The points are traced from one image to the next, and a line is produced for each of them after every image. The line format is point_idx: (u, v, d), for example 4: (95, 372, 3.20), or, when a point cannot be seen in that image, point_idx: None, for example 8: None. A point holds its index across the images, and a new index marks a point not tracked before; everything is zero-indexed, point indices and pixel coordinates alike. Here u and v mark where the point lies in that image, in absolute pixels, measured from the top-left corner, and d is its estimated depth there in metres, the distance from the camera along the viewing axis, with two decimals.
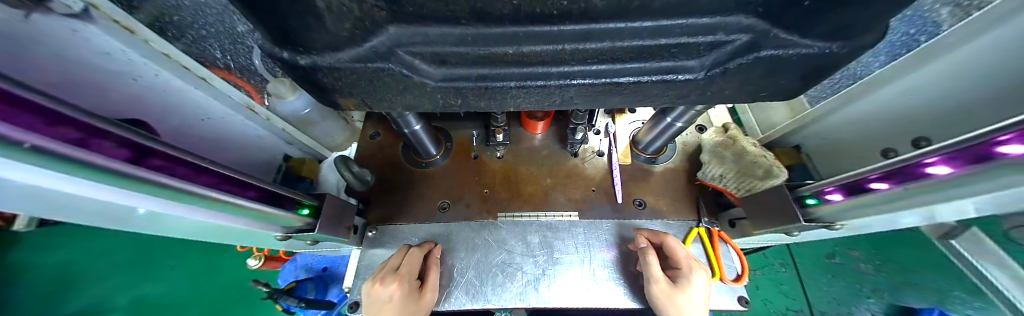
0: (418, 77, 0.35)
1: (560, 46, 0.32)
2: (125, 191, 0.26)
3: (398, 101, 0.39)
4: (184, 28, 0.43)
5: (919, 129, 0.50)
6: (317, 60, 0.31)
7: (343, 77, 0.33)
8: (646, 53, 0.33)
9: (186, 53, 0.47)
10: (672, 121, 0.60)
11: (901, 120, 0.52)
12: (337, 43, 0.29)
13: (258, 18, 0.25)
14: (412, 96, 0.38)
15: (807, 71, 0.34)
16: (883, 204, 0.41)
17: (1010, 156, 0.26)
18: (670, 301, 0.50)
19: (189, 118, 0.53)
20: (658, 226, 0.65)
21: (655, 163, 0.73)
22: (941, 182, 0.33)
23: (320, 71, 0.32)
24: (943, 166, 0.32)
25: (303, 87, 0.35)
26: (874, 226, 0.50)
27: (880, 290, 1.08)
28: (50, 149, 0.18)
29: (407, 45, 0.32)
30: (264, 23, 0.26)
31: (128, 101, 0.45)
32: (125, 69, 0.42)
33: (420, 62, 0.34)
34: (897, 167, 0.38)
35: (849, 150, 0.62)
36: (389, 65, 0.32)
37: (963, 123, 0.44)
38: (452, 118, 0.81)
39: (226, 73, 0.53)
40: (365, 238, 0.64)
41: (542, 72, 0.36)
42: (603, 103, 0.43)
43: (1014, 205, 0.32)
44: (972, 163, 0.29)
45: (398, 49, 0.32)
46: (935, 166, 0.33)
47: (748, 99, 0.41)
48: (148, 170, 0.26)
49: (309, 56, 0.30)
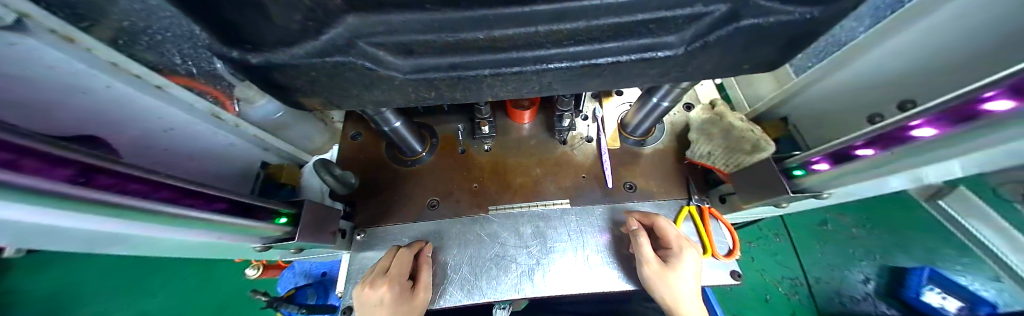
0: (384, 70, 0.33)
1: (533, 29, 0.30)
2: (85, 217, 0.24)
3: (368, 97, 0.37)
4: (138, 37, 0.38)
5: (912, 90, 0.51)
6: (270, 58, 0.28)
7: (302, 74, 0.31)
8: (624, 30, 0.32)
9: (144, 63, 0.42)
10: (658, 101, 0.59)
11: (886, 85, 0.54)
12: (290, 37, 0.27)
13: (195, 14, 0.23)
14: (381, 91, 0.36)
15: (791, 38, 0.33)
16: (867, 170, 0.41)
17: (1004, 113, 0.25)
18: (662, 280, 0.50)
19: (152, 129, 0.49)
20: (649, 207, 0.65)
21: (643, 145, 0.72)
22: (928, 145, 0.32)
23: (275, 69, 0.30)
24: (931, 127, 0.32)
25: (261, 89, 0.33)
26: (856, 192, 0.51)
27: (875, 253, 1.22)
28: (11, 181, 0.17)
29: (368, 36, 0.29)
30: (203, 20, 0.24)
31: (83, 118, 0.41)
32: (75, 83, 0.38)
33: (385, 53, 0.31)
34: (881, 131, 0.37)
35: (834, 118, 0.63)
36: (351, 58, 0.30)
37: (960, 78, 0.45)
38: (436, 113, 0.79)
39: (188, 80, 0.48)
40: (354, 242, 0.63)
41: (517, 58, 0.34)
42: (584, 86, 0.42)
43: (996, 163, 0.32)
44: (960, 122, 0.29)
45: (358, 40, 0.29)
46: (922, 129, 0.33)
47: (731, 72, 0.40)
48: (117, 193, 0.25)
49: (261, 54, 0.28)
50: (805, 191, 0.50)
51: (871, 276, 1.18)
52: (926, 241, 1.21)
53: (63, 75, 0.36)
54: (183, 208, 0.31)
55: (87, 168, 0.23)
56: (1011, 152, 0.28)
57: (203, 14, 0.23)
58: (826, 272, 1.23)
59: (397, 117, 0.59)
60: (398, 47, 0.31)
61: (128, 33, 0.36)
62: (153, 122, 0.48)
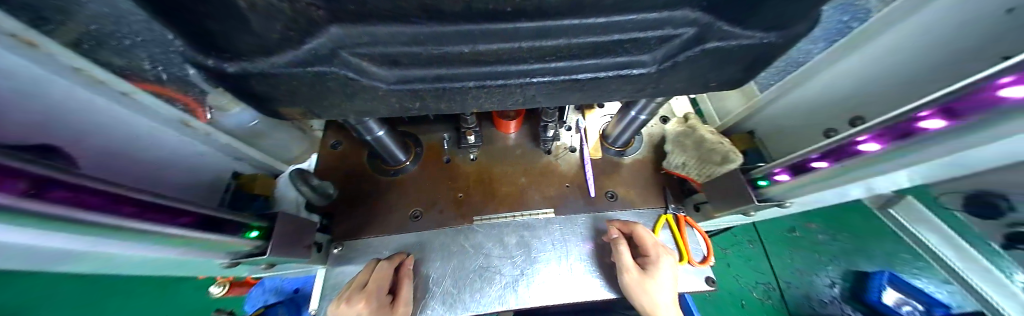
0: (367, 80, 0.33)
1: (517, 44, 0.32)
2: (44, 233, 0.22)
3: (350, 107, 0.37)
4: (101, 38, 0.32)
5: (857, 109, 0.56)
6: (248, 67, 0.28)
7: (281, 83, 0.30)
8: (601, 49, 0.34)
9: (104, 66, 0.37)
10: (636, 114, 0.62)
11: (838, 103, 0.58)
12: (271, 47, 0.26)
13: (173, 19, 0.22)
14: (363, 101, 0.36)
15: (749, 61, 0.36)
16: (823, 181, 0.44)
17: (941, 130, 0.29)
18: (641, 288, 0.52)
19: (118, 138, 0.45)
20: (630, 215, 0.67)
21: (624, 156, 0.75)
22: (873, 158, 0.36)
23: (253, 78, 0.29)
24: (875, 142, 0.36)
25: (236, 96, 0.32)
26: (816, 201, 0.55)
27: (840, 259, 1.32)
28: None
29: (351, 46, 0.29)
30: (181, 27, 0.23)
31: (59, 126, 0.37)
32: (31, 87, 0.33)
33: (369, 63, 0.32)
34: (833, 146, 0.41)
35: (795, 132, 0.68)
36: (334, 68, 0.30)
37: (897, 98, 0.50)
38: (422, 122, 0.79)
39: (154, 86, 0.42)
40: (330, 255, 0.61)
41: (501, 71, 0.35)
42: (565, 100, 0.43)
43: (928, 174, 0.36)
44: (900, 138, 0.33)
45: (341, 50, 0.30)
46: (865, 143, 0.37)
47: (700, 89, 0.43)
48: (73, 204, 0.23)
49: (239, 62, 0.27)
50: (770, 200, 0.54)
51: (837, 280, 1.27)
52: (886, 246, 1.32)
53: (19, 81, 0.32)
54: (147, 223, 0.29)
55: (43, 179, 0.21)
56: (943, 164, 0.32)
57: (180, 21, 0.22)
58: (797, 277, 1.30)
59: (380, 126, 0.58)
60: (382, 58, 0.31)
61: (93, 36, 0.32)
62: (119, 131, 0.44)
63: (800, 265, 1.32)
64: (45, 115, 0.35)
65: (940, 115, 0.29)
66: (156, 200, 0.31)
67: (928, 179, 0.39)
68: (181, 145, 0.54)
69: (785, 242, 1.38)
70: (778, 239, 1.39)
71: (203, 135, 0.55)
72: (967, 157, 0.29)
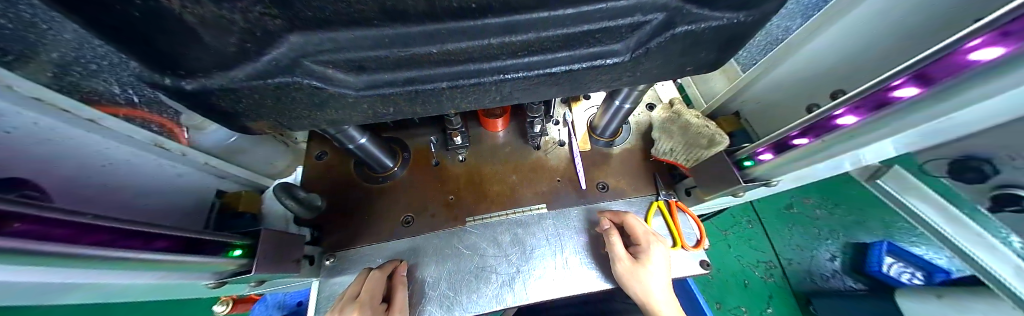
0: (333, 88, 0.32)
1: (486, 41, 0.31)
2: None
3: (322, 116, 0.36)
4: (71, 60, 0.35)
5: (840, 82, 0.56)
6: (207, 83, 0.27)
7: (244, 98, 0.30)
8: (573, 40, 0.33)
9: (68, 93, 0.37)
10: (620, 104, 0.61)
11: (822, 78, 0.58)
12: (229, 61, 0.26)
13: (114, 39, 0.21)
14: (334, 109, 0.35)
15: (723, 42, 0.36)
16: (806, 158, 0.44)
17: (911, 97, 0.29)
18: (635, 277, 0.52)
19: (86, 165, 0.43)
20: (621, 205, 0.67)
21: (613, 146, 0.75)
22: (851, 131, 0.36)
23: (214, 94, 0.28)
24: (852, 115, 0.36)
25: (200, 114, 0.31)
26: (807, 176, 0.54)
27: (838, 231, 1.33)
28: None
29: (313, 54, 0.29)
30: (126, 47, 0.22)
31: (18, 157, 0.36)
32: None
33: (334, 71, 0.31)
34: (811, 122, 0.41)
35: (780, 109, 0.67)
36: (296, 78, 0.29)
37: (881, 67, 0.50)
38: (408, 127, 0.78)
39: (130, 109, 0.44)
40: (323, 267, 0.60)
41: (473, 70, 0.34)
42: (543, 94, 0.43)
43: (908, 144, 0.36)
44: (876, 109, 0.33)
45: (303, 59, 0.29)
46: (843, 117, 0.37)
47: (677, 74, 0.43)
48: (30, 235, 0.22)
49: (196, 79, 0.26)
50: (757, 180, 0.54)
51: (837, 253, 1.29)
52: (884, 216, 1.34)
53: None
54: (121, 249, 0.28)
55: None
56: (921, 132, 0.32)
57: (126, 40, 0.21)
58: (797, 253, 1.32)
59: (362, 133, 0.57)
60: (348, 64, 0.30)
61: (56, 64, 0.34)
62: (95, 157, 0.43)
63: (800, 240, 1.33)
64: (12, 145, 0.34)
65: (911, 83, 0.29)
66: (128, 225, 0.30)
67: (908, 148, 0.39)
68: (160, 169, 0.53)
69: (783, 219, 1.39)
70: (776, 217, 1.40)
71: (180, 156, 0.55)
72: (945, 124, 0.29)
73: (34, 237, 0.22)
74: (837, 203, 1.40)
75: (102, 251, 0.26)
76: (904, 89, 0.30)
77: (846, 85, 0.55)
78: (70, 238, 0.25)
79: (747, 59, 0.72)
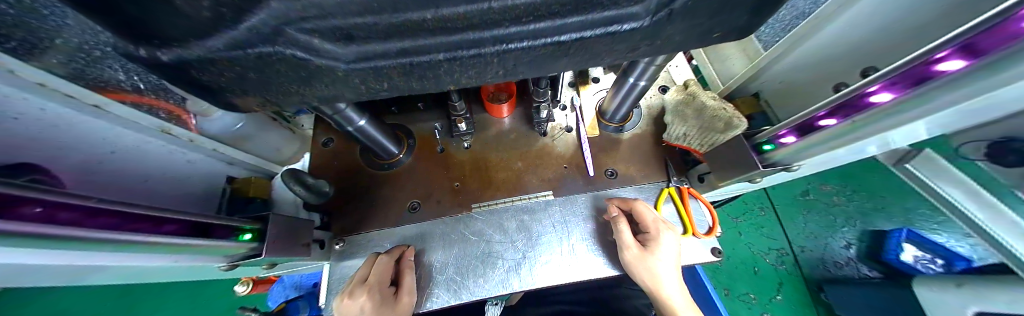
0: (320, 60, 0.30)
1: (486, 6, 0.27)
2: (18, 250, 0.22)
3: (311, 92, 0.35)
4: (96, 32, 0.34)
5: (870, 57, 0.52)
6: (184, 53, 0.26)
7: (229, 69, 0.28)
8: (584, 6, 0.29)
9: (71, 80, 0.37)
10: (632, 83, 0.58)
11: (851, 55, 0.53)
12: (205, 32, 0.24)
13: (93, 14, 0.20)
14: (324, 85, 0.34)
15: (749, 7, 0.32)
16: (831, 141, 0.41)
17: (952, 71, 0.26)
18: (643, 265, 0.51)
19: (95, 152, 0.44)
20: (630, 192, 0.66)
21: (622, 131, 0.72)
22: (885, 110, 0.33)
23: (197, 64, 0.27)
24: (889, 92, 0.32)
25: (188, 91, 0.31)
26: (831, 161, 0.50)
27: (855, 219, 1.29)
28: None
29: (296, 22, 0.26)
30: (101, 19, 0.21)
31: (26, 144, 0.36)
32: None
33: (320, 41, 0.28)
34: (841, 101, 0.38)
35: (802, 88, 0.63)
36: (280, 48, 0.27)
37: (916, 38, 0.46)
38: (412, 113, 0.77)
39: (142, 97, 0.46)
40: (333, 252, 0.61)
41: (473, 41, 0.31)
42: (549, 70, 0.40)
43: (955, 122, 0.32)
44: (916, 84, 0.30)
45: (286, 27, 0.26)
46: (878, 94, 0.33)
47: (695, 46, 0.39)
48: (51, 219, 0.23)
49: (172, 49, 0.25)
50: (776, 165, 0.50)
51: (852, 241, 1.25)
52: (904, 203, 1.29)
53: None
54: (130, 232, 0.29)
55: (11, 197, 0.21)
56: (970, 107, 0.28)
57: (100, 13, 0.20)
58: (811, 241, 1.28)
59: (361, 116, 0.56)
60: (335, 33, 0.27)
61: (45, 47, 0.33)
62: (104, 143, 0.44)
63: (814, 228, 1.30)
64: (18, 130, 0.35)
65: (957, 55, 0.26)
66: (137, 209, 0.31)
67: (947, 128, 0.35)
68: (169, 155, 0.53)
69: (799, 205, 1.34)
70: (791, 203, 1.35)
71: (188, 143, 0.55)
72: (1002, 99, 0.26)
73: (44, 221, 0.22)
74: (856, 189, 1.34)
75: (117, 235, 0.27)
76: (950, 62, 0.27)
77: (878, 62, 0.51)
78: (75, 222, 0.25)
79: (770, 36, 0.66)
